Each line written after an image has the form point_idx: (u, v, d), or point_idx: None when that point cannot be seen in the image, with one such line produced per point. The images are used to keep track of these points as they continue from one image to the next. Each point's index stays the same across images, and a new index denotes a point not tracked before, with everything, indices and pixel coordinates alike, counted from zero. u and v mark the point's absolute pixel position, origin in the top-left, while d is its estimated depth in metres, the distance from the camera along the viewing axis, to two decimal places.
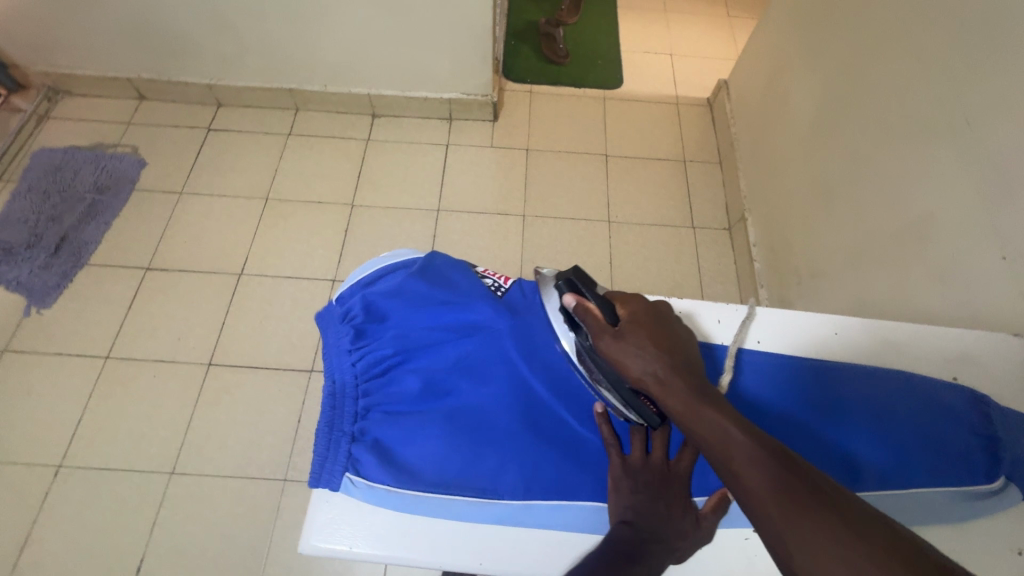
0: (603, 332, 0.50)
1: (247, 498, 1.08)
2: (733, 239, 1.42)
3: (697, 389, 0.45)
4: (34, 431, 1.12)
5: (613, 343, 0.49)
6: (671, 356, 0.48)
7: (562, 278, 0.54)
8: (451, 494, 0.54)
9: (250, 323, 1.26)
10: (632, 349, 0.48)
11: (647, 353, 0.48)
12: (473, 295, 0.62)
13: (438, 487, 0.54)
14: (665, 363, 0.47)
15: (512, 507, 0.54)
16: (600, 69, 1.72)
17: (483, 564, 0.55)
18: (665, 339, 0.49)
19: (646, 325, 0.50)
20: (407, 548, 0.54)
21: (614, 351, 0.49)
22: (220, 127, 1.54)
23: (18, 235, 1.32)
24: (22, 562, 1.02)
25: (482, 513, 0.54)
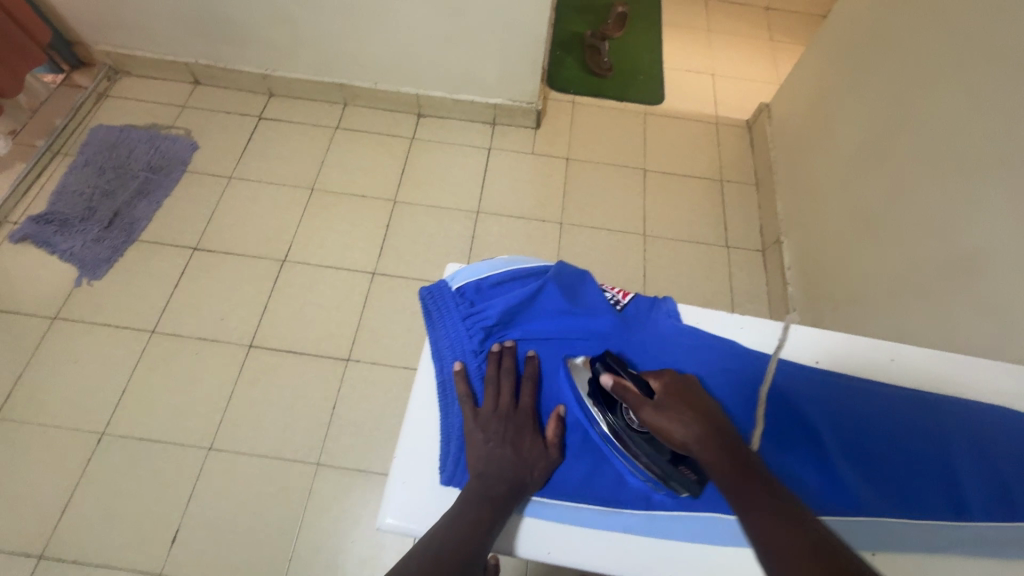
0: (642, 403, 0.57)
1: (281, 479, 1.11)
2: (766, 260, 1.43)
3: (730, 452, 0.53)
4: (79, 398, 1.16)
5: (653, 413, 0.56)
6: (708, 423, 0.55)
7: (600, 360, 0.63)
8: (577, 502, 0.60)
9: (290, 308, 1.29)
10: (673, 417, 0.56)
11: (685, 421, 0.55)
12: (598, 310, 0.67)
13: (565, 494, 0.61)
14: (702, 427, 0.55)
15: (635, 516, 0.60)
16: (642, 84, 1.75)
17: (551, 554, 0.59)
18: (699, 404, 0.57)
19: (681, 395, 0.58)
20: None
21: (656, 420, 0.56)
22: (270, 115, 1.58)
23: (74, 207, 1.37)
24: (62, 524, 1.05)
25: (604, 521, 0.60)
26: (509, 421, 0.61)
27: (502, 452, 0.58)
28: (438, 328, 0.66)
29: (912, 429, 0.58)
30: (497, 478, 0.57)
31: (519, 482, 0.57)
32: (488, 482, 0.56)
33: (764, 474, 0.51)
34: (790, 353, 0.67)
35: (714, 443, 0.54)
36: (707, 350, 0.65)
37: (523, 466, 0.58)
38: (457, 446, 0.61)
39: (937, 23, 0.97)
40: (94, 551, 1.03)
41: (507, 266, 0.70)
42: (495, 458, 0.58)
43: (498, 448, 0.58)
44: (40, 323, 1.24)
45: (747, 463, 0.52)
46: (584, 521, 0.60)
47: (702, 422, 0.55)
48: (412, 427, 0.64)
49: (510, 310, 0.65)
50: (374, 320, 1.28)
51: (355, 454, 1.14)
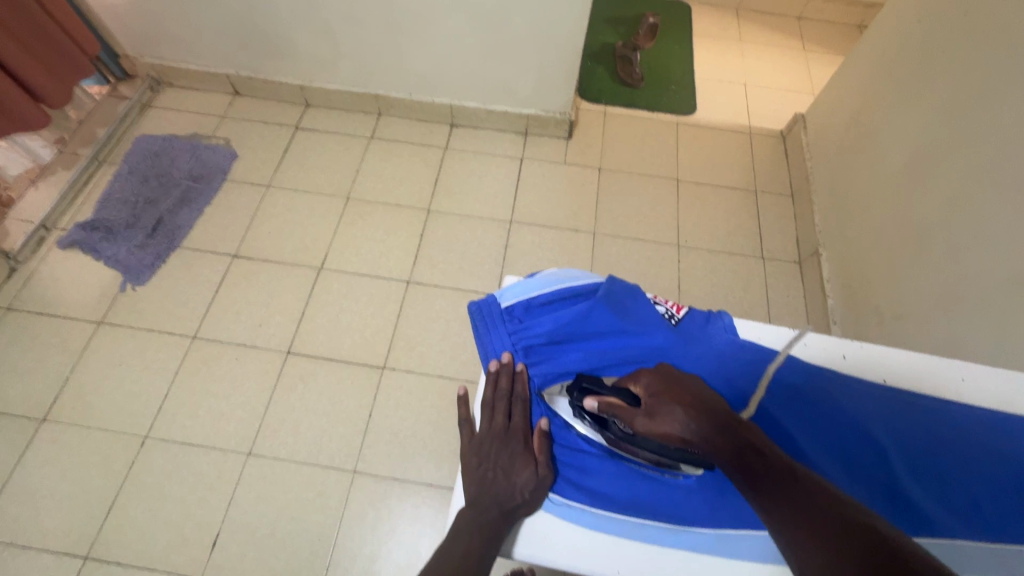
0: (634, 415, 0.57)
1: (319, 485, 1.11)
2: (803, 272, 1.41)
3: (726, 433, 0.52)
4: (123, 401, 1.19)
5: (646, 422, 0.56)
6: (699, 411, 0.55)
7: (574, 388, 0.63)
8: (644, 520, 0.60)
9: (328, 316, 1.30)
10: (664, 416, 0.55)
11: (677, 414, 0.55)
12: (654, 326, 0.65)
13: (632, 513, 0.61)
14: (695, 417, 0.54)
15: (704, 535, 0.59)
16: (674, 94, 1.74)
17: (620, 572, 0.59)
18: (687, 395, 0.57)
19: (665, 392, 0.57)
20: (548, 549, 0.60)
21: (651, 427, 0.56)
22: (307, 125, 1.61)
23: (119, 214, 1.41)
24: (107, 525, 1.07)
25: (673, 539, 0.60)
26: (498, 443, 0.63)
27: (491, 476, 0.61)
28: (487, 343, 0.67)
29: (984, 449, 0.56)
30: (484, 501, 0.58)
31: (506, 503, 0.59)
32: (478, 506, 0.58)
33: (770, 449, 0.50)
34: (857, 370, 0.66)
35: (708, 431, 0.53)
36: (767, 366, 0.64)
37: (509, 488, 0.60)
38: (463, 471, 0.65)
39: (994, 34, 0.95)
40: (137, 553, 1.04)
41: (558, 281, 0.68)
42: (485, 483, 0.60)
43: (489, 472, 0.61)
44: (86, 328, 1.27)
45: (748, 441, 0.51)
46: (649, 539, 0.60)
47: (693, 412, 0.55)
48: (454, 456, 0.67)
49: (558, 330, 0.65)
50: (409, 329, 1.29)
51: (391, 463, 1.14)
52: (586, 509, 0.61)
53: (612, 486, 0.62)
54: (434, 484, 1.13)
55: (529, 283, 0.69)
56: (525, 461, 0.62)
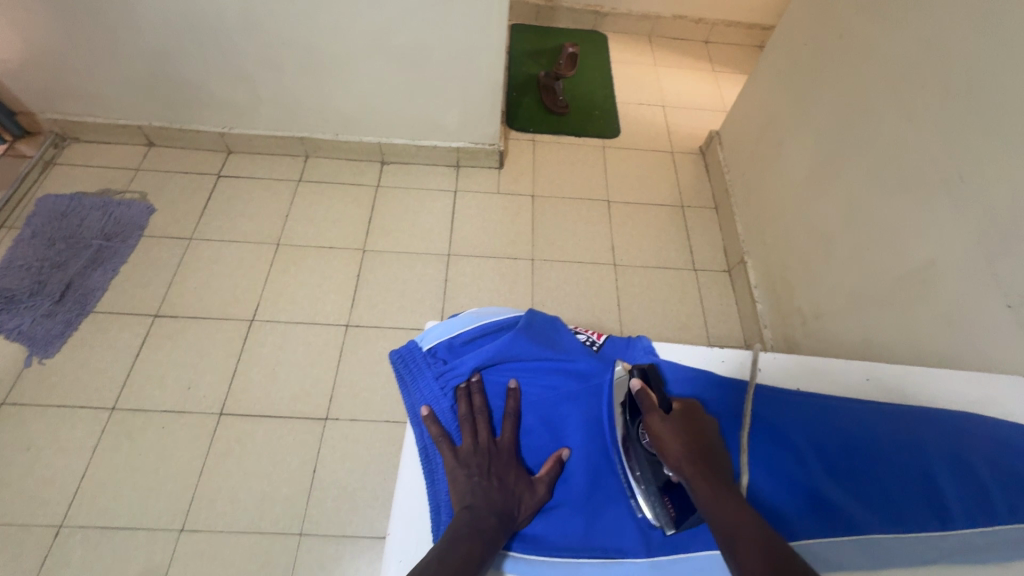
0: (654, 411, 0.57)
1: (262, 555, 1.04)
2: (733, 281, 1.48)
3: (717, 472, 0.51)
4: (32, 489, 1.07)
5: (660, 421, 0.56)
6: (704, 449, 0.53)
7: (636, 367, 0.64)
8: (576, 557, 0.56)
9: (262, 370, 1.24)
10: (677, 432, 0.54)
11: (691, 430, 0.55)
12: (576, 352, 0.67)
13: (563, 551, 0.56)
14: (699, 450, 0.53)
15: (638, 566, 0.55)
16: (597, 119, 1.81)
17: None
18: (705, 436, 0.55)
19: (690, 420, 0.56)
20: None
21: (660, 429, 0.55)
22: (230, 173, 1.56)
23: (20, 282, 1.30)
24: None
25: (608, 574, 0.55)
26: (485, 455, 0.59)
27: (486, 483, 0.56)
28: (411, 391, 0.65)
29: (890, 441, 0.59)
30: (484, 508, 0.54)
31: (506, 512, 0.54)
32: (477, 513, 0.53)
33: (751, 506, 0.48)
34: (773, 378, 0.70)
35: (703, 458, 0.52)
36: (686, 381, 0.66)
37: (508, 497, 0.56)
38: (443, 488, 0.58)
39: (868, 53, 1.04)
40: None
41: (479, 319, 0.69)
42: (479, 490, 0.55)
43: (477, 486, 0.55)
44: None
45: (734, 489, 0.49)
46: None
47: (697, 443, 0.53)
48: (402, 485, 0.62)
49: (483, 364, 0.65)
50: (351, 374, 1.25)
51: (339, 519, 1.08)
52: (520, 556, 0.56)
53: (546, 527, 0.58)
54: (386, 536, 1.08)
55: (450, 323, 0.69)
56: (515, 481, 0.58)
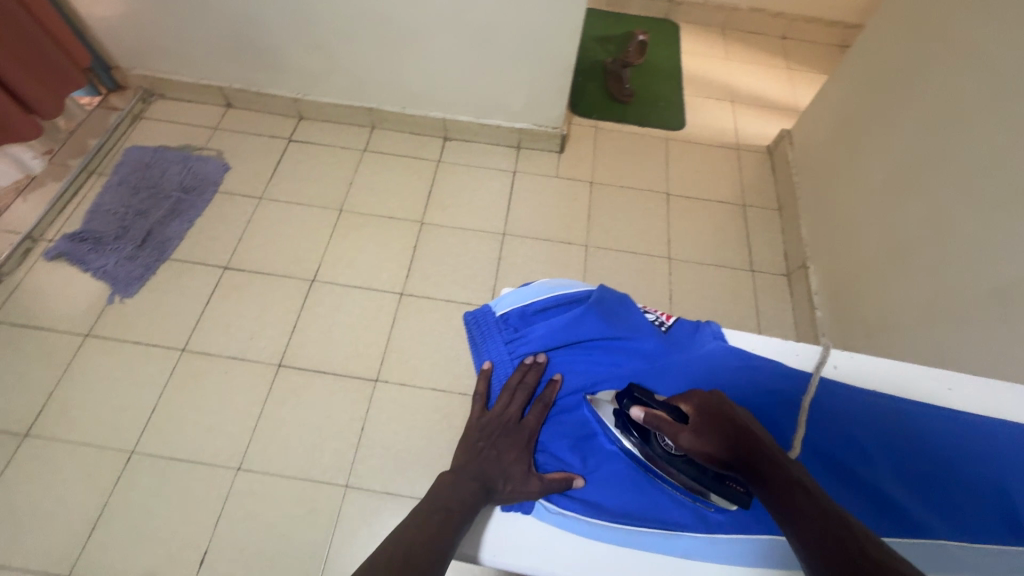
0: (680, 431, 0.53)
1: (309, 500, 1.10)
2: (792, 285, 1.43)
3: (761, 457, 0.46)
4: (109, 415, 1.16)
5: (692, 438, 0.52)
6: (741, 436, 0.49)
7: (625, 394, 0.60)
8: (641, 526, 0.59)
9: (319, 328, 1.30)
10: (710, 438, 0.51)
11: (725, 431, 0.50)
12: (645, 332, 0.66)
13: (629, 521, 0.59)
14: (738, 440, 0.49)
15: (698, 541, 0.59)
16: (662, 111, 1.78)
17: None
18: (735, 420, 0.51)
19: (714, 414, 0.52)
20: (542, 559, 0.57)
21: (698, 446, 0.51)
22: (300, 138, 1.62)
23: (108, 225, 1.39)
24: (91, 544, 1.04)
25: (669, 545, 0.59)
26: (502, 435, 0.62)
27: (486, 453, 0.60)
28: (482, 352, 0.69)
29: (965, 451, 0.58)
30: (471, 474, 0.57)
31: (489, 484, 0.57)
32: (461, 478, 0.56)
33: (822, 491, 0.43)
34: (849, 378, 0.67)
35: (747, 458, 0.47)
36: (757, 371, 0.65)
37: (498, 472, 0.58)
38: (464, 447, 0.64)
39: (970, 55, 0.98)
40: (121, 571, 1.01)
41: (552, 289, 0.69)
42: (476, 458, 0.59)
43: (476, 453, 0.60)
44: (72, 340, 1.24)
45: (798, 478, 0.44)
46: (647, 546, 0.59)
47: (735, 436, 0.49)
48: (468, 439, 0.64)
49: (554, 334, 0.66)
50: (402, 341, 1.29)
51: (383, 477, 1.13)
52: (581, 518, 0.59)
53: (605, 495, 0.61)
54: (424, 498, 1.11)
55: (524, 290, 0.70)
56: (513, 461, 0.60)
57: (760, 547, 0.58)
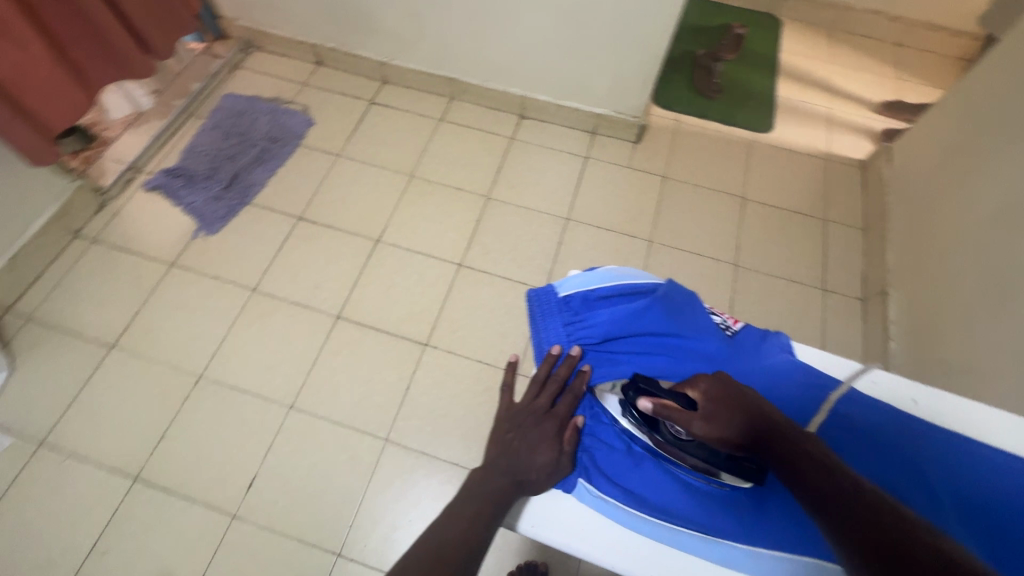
0: (691, 418, 0.54)
1: (351, 447, 1.15)
2: (866, 311, 1.34)
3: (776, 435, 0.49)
4: (184, 340, 1.26)
5: (704, 424, 0.54)
6: (756, 418, 0.52)
7: (630, 386, 0.61)
8: (683, 527, 0.60)
9: (378, 287, 1.35)
10: (723, 422, 0.53)
11: (735, 417, 0.53)
12: (711, 335, 0.65)
13: (672, 519, 0.60)
14: (754, 423, 0.51)
15: (740, 551, 0.59)
16: (750, 110, 1.69)
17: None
18: (747, 402, 0.53)
19: (725, 398, 0.54)
20: (583, 540, 0.59)
21: (711, 431, 0.53)
22: (381, 101, 1.66)
23: (201, 165, 1.50)
24: (156, 453, 1.13)
25: (710, 550, 0.59)
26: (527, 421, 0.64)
27: (513, 447, 0.62)
28: (540, 331, 0.68)
29: None
30: (498, 469, 0.59)
31: (519, 475, 0.59)
32: (490, 473, 0.59)
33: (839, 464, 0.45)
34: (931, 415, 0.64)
35: (769, 445, 0.49)
36: (822, 392, 0.64)
37: (526, 463, 0.60)
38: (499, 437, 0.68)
39: None
40: (180, 482, 1.11)
41: (619, 277, 0.68)
42: (504, 452, 0.62)
43: (507, 447, 0.62)
44: (159, 268, 1.35)
45: (811, 454, 0.46)
46: (687, 548, 0.59)
47: (750, 420, 0.52)
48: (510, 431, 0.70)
49: (615, 323, 0.65)
50: (454, 311, 1.32)
51: (421, 437, 1.17)
52: (625, 509, 0.60)
53: (650, 489, 0.62)
54: (457, 464, 1.14)
55: (590, 275, 0.69)
56: (544, 452, 0.61)
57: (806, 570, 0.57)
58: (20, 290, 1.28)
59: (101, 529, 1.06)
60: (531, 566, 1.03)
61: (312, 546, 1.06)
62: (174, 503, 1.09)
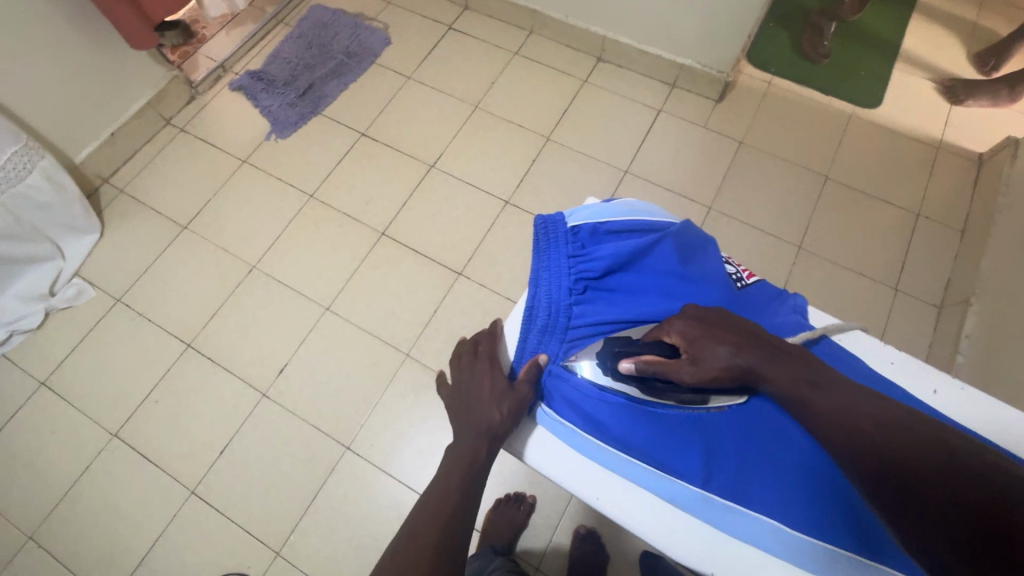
0: (678, 366, 0.53)
1: (375, 355, 1.22)
2: (939, 320, 1.21)
3: (778, 364, 0.52)
4: (245, 232, 1.36)
5: (692, 367, 0.53)
6: (746, 348, 0.53)
7: (603, 355, 0.56)
8: (636, 460, 0.59)
9: (425, 212, 1.37)
10: (710, 358, 0.53)
11: (720, 352, 0.52)
12: (721, 283, 0.63)
13: (626, 451, 0.59)
14: (745, 352, 0.52)
15: (689, 492, 0.57)
16: (858, 82, 1.50)
17: (598, 498, 0.61)
18: (727, 332, 0.54)
19: (704, 333, 0.54)
20: (536, 452, 0.63)
21: (702, 370, 0.53)
22: (460, 28, 1.63)
23: (281, 71, 1.56)
24: (208, 327, 1.26)
25: (660, 485, 0.58)
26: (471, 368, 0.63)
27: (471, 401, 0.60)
28: (540, 258, 0.64)
29: None
30: (466, 428, 0.58)
31: (484, 422, 0.58)
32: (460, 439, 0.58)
33: (833, 386, 0.48)
34: (949, 407, 0.60)
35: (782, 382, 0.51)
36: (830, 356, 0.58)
37: (485, 407, 0.59)
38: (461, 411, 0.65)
39: None
40: (224, 355, 1.23)
41: (633, 213, 0.66)
42: (464, 411, 0.60)
43: (464, 406, 0.60)
44: (233, 163, 1.45)
45: (806, 386, 0.49)
46: (635, 479, 0.60)
47: (740, 351, 0.53)
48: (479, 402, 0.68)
49: (619, 258, 0.62)
50: (493, 247, 1.32)
51: (440, 359, 1.21)
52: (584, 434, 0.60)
53: (612, 419, 0.59)
54: None
55: (603, 209, 0.67)
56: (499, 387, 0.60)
57: (755, 524, 0.54)
58: (117, 164, 1.43)
59: (157, 381, 1.21)
60: (515, 497, 1.07)
61: (327, 435, 1.15)
62: (217, 373, 1.21)
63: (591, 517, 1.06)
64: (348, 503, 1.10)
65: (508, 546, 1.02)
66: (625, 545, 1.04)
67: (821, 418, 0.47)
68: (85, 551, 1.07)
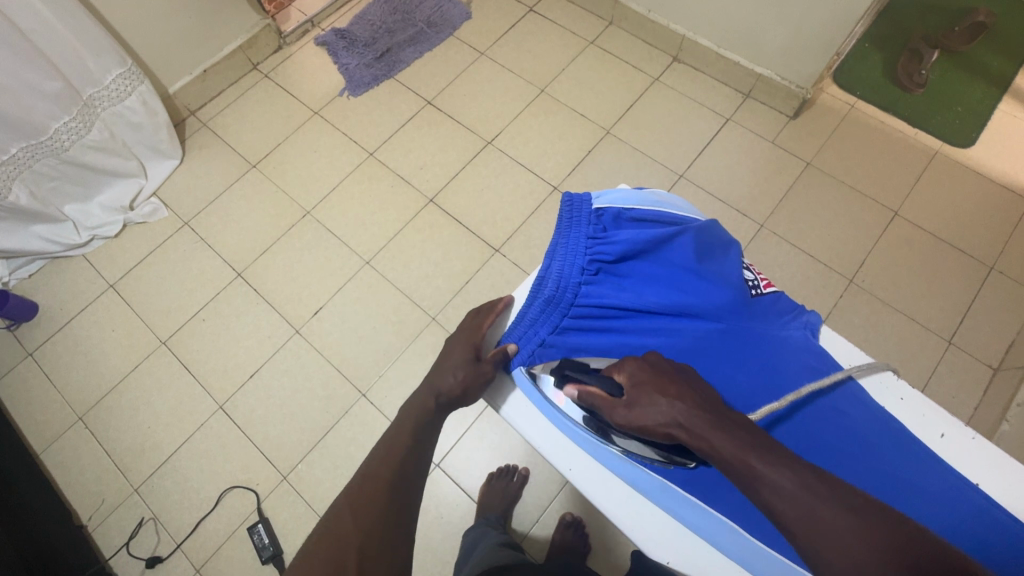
0: (613, 405, 0.50)
1: (403, 314, 1.27)
2: (991, 383, 1.12)
3: (726, 435, 0.44)
4: (305, 179, 1.44)
5: (625, 411, 0.49)
6: (693, 405, 0.46)
7: (559, 373, 0.57)
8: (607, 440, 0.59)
9: (474, 186, 1.40)
10: (647, 407, 0.48)
11: (659, 404, 0.47)
12: (734, 285, 0.62)
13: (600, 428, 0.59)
14: (689, 410, 0.46)
15: (654, 481, 0.57)
16: (951, 118, 1.40)
17: (569, 469, 0.63)
18: (674, 385, 0.48)
19: (647, 381, 0.49)
20: (518, 414, 0.66)
21: (633, 415, 0.49)
22: (540, 11, 1.64)
23: (363, 32, 1.62)
24: (259, 260, 1.35)
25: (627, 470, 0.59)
26: (456, 336, 0.67)
27: (440, 362, 0.66)
28: (561, 235, 0.66)
29: None
30: (432, 389, 0.64)
31: (442, 386, 0.64)
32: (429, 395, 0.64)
33: (787, 463, 0.41)
34: (951, 455, 0.57)
35: (728, 456, 0.43)
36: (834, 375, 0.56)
37: (444, 371, 0.64)
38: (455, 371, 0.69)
39: None
40: (268, 288, 1.32)
41: (657, 207, 0.67)
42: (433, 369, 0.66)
43: (435, 366, 0.66)
44: (306, 112, 1.53)
45: (757, 457, 0.42)
46: (604, 458, 0.61)
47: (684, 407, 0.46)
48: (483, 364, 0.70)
49: (635, 245, 0.62)
50: (533, 229, 1.34)
51: None
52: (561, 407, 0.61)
53: None
54: None
55: (631, 198, 0.68)
56: (463, 355, 0.64)
57: (713, 523, 0.55)
58: (204, 99, 1.54)
59: (206, 302, 1.31)
60: (507, 469, 1.10)
61: (347, 379, 1.22)
62: (259, 304, 1.30)
63: (580, 508, 1.07)
64: (354, 445, 1.16)
65: (500, 518, 1.05)
66: (609, 542, 1.05)
67: (770, 495, 0.40)
68: (122, 439, 1.19)
